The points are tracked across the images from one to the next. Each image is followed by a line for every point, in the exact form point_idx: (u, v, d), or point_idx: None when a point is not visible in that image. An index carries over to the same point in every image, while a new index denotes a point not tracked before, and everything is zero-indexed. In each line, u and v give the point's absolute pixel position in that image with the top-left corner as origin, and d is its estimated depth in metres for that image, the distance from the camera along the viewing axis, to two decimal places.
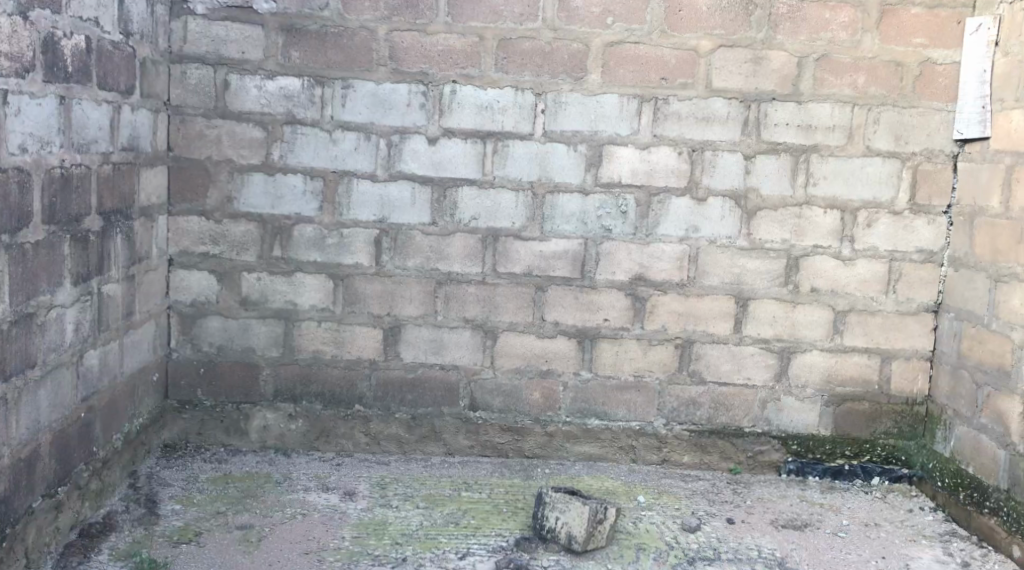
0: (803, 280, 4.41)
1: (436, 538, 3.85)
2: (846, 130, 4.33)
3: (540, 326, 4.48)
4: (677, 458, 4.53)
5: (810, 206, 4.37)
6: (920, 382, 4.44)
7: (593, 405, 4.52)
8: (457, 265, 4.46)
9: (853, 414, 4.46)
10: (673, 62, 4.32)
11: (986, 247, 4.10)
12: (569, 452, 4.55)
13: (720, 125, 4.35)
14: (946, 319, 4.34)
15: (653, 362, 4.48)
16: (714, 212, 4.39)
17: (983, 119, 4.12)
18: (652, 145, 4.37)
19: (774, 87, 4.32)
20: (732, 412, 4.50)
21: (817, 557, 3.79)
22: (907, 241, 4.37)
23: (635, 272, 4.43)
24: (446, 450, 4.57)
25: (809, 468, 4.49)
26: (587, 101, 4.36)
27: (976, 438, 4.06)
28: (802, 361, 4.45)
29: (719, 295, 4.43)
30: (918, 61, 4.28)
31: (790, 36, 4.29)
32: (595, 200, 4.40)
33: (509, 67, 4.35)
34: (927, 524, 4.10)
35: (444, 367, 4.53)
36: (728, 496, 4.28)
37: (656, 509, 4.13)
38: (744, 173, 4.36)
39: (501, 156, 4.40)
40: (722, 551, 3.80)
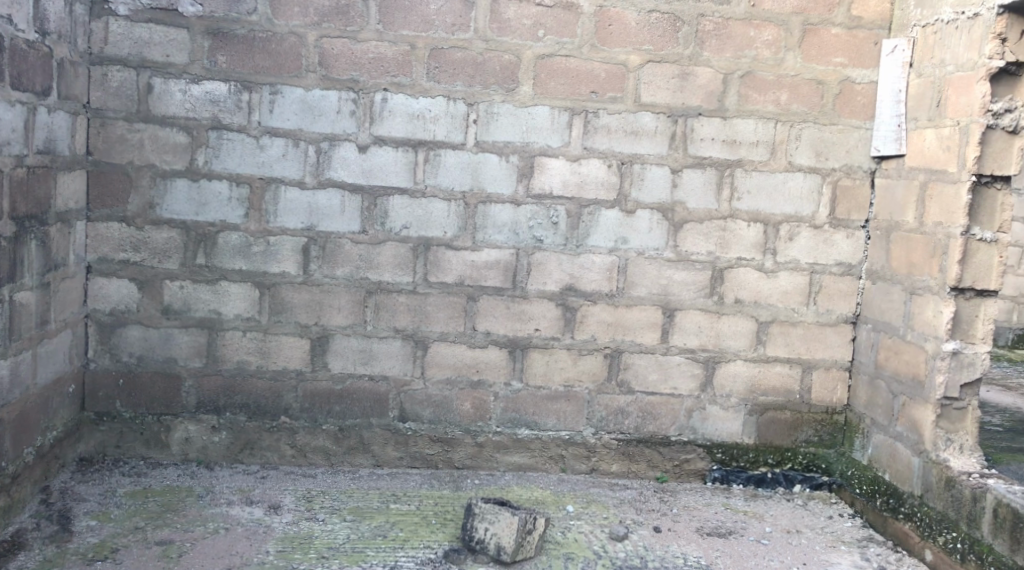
0: (728, 291, 4.50)
1: (364, 551, 3.80)
2: (769, 145, 4.44)
3: (471, 336, 4.47)
4: (606, 468, 4.56)
5: (735, 220, 4.47)
6: (839, 391, 4.57)
7: (523, 415, 4.52)
8: (387, 274, 4.43)
9: (776, 423, 4.57)
10: (603, 76, 4.37)
11: (901, 261, 4.24)
12: (499, 463, 4.54)
13: (649, 139, 4.42)
14: (864, 331, 4.48)
15: (583, 372, 4.51)
16: (642, 224, 4.45)
17: (899, 136, 4.29)
18: (582, 158, 4.41)
19: (700, 102, 4.41)
20: (659, 421, 4.55)
21: (740, 564, 3.85)
22: (827, 255, 4.50)
23: (565, 283, 4.46)
24: (375, 461, 4.52)
25: (733, 476, 4.58)
26: (518, 112, 4.38)
27: (893, 446, 4.19)
28: (727, 371, 4.54)
29: (647, 306, 4.49)
30: (838, 80, 4.42)
31: (716, 53, 4.39)
32: (526, 211, 4.42)
33: (441, 77, 4.34)
34: (845, 530, 4.21)
35: (373, 378, 4.48)
36: (655, 505, 4.33)
37: (584, 518, 4.15)
38: (672, 186, 4.44)
39: (432, 165, 4.39)
40: (649, 560, 3.84)
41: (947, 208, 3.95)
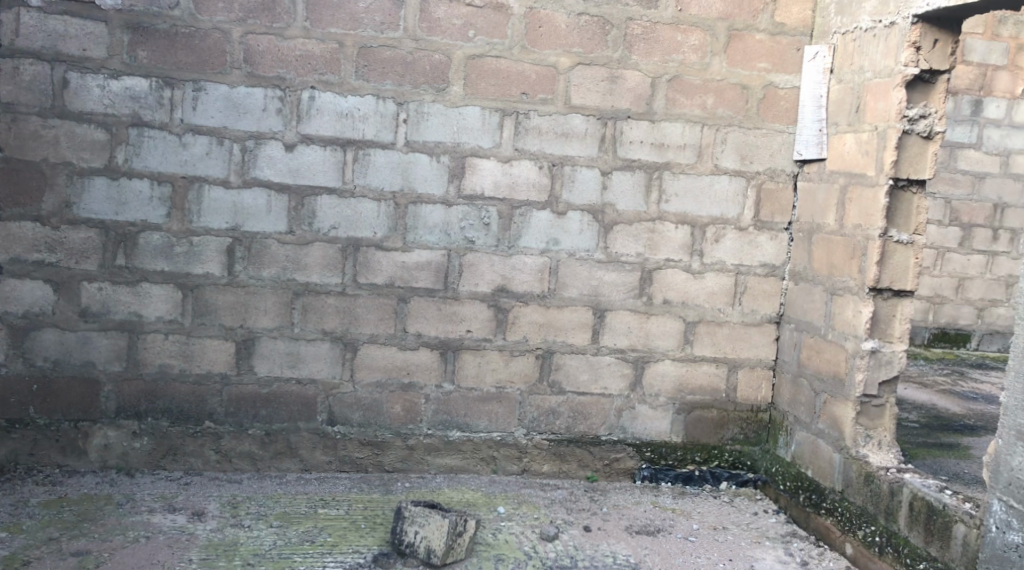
0: (657, 292, 4.55)
1: (291, 557, 3.72)
2: (696, 148, 4.51)
3: (401, 338, 4.43)
4: (537, 468, 4.57)
5: (663, 222, 4.53)
6: (763, 389, 4.67)
7: (454, 417, 4.50)
8: (315, 275, 4.36)
9: (702, 422, 4.64)
10: (533, 78, 4.38)
11: (822, 262, 4.34)
12: (430, 465, 4.51)
13: (579, 141, 4.44)
14: (787, 330, 4.58)
15: (514, 372, 4.51)
16: (573, 225, 4.47)
17: (820, 141, 4.39)
18: (513, 159, 4.41)
19: (629, 105, 4.45)
20: (590, 421, 4.58)
21: (668, 561, 3.89)
22: (752, 256, 4.59)
23: (497, 284, 4.46)
24: (303, 466, 4.44)
25: (662, 475, 4.63)
26: (449, 112, 4.36)
27: (815, 442, 4.29)
28: (655, 370, 4.59)
29: (578, 306, 4.51)
30: (762, 85, 4.52)
31: (644, 56, 4.43)
32: (457, 212, 4.40)
33: (370, 76, 4.30)
34: (770, 525, 4.28)
35: (301, 381, 4.40)
36: (586, 504, 4.35)
37: (515, 519, 4.15)
38: (602, 188, 4.47)
39: (362, 165, 4.34)
40: (579, 559, 3.85)
41: (866, 211, 4.04)
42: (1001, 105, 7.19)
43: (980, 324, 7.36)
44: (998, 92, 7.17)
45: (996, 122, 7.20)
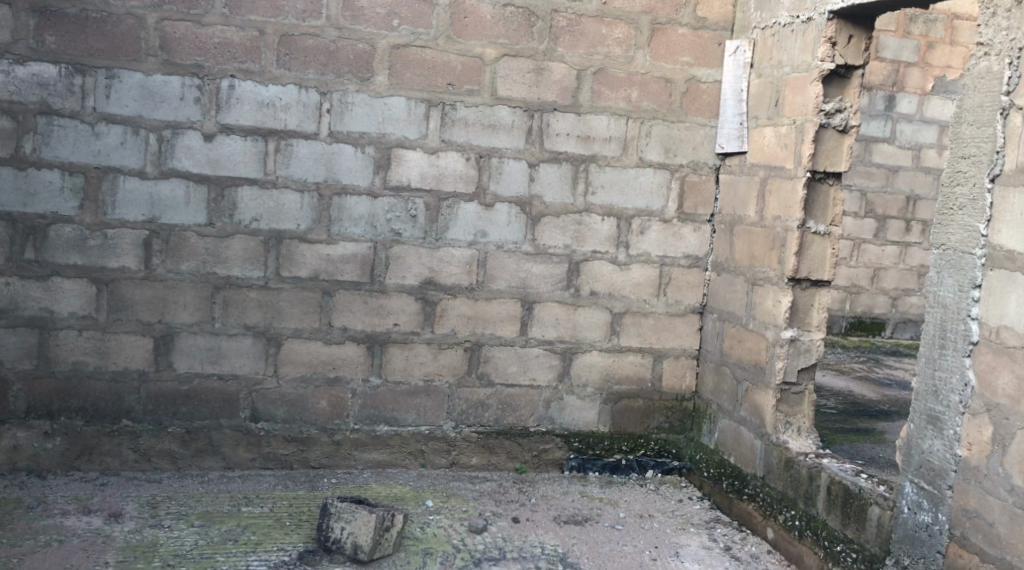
0: (584, 284, 4.58)
1: (213, 557, 3.60)
2: (621, 141, 4.54)
3: (326, 332, 4.36)
4: (465, 461, 4.56)
5: (590, 214, 4.55)
6: (687, 378, 4.74)
7: (382, 411, 4.45)
8: (237, 268, 4.25)
9: (629, 411, 4.69)
10: (460, 69, 4.35)
11: (743, 253, 4.41)
12: (358, 460, 4.45)
13: (506, 133, 4.43)
14: (710, 320, 4.66)
15: (442, 366, 4.48)
16: (500, 218, 4.46)
17: (741, 134, 4.47)
18: (440, 150, 4.38)
19: (555, 98, 4.46)
20: (518, 413, 4.59)
21: (595, 550, 3.87)
22: (676, 248, 4.65)
23: (424, 277, 4.42)
24: (225, 464, 4.34)
25: (589, 464, 4.67)
26: (374, 102, 4.29)
27: (737, 429, 4.37)
28: (582, 361, 4.62)
29: (507, 299, 4.51)
30: (685, 79, 4.57)
31: (569, 49, 4.44)
32: (383, 203, 4.35)
33: (292, 65, 4.20)
34: (694, 513, 4.32)
35: (222, 377, 4.30)
36: (514, 495, 4.34)
37: (444, 513, 4.11)
38: (529, 180, 4.47)
39: (284, 155, 4.25)
40: (507, 551, 3.81)
41: (785, 203, 4.11)
42: (913, 101, 7.42)
43: (893, 312, 7.65)
44: (910, 89, 7.40)
45: (908, 117, 7.44)
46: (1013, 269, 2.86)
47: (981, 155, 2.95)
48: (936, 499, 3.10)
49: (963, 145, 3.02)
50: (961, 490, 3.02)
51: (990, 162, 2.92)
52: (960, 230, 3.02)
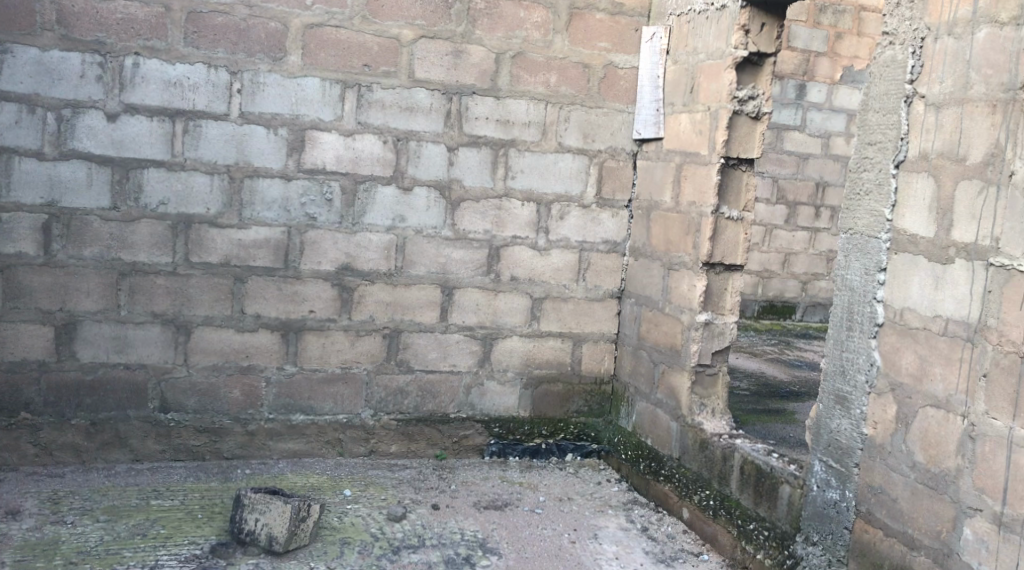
0: (504, 269, 4.56)
1: (119, 553, 3.44)
2: (540, 126, 4.53)
3: (239, 319, 4.24)
4: (384, 449, 4.50)
5: (509, 198, 4.53)
6: (606, 363, 4.77)
7: (298, 400, 4.36)
8: (143, 254, 4.10)
9: (549, 395, 4.70)
10: (375, 50, 4.26)
11: (660, 238, 4.44)
12: (273, 450, 4.35)
13: (424, 116, 4.37)
14: (628, 305, 4.69)
15: (360, 353, 4.41)
16: (419, 202, 4.41)
17: (657, 120, 4.49)
18: (356, 133, 4.29)
19: (474, 81, 4.41)
20: (438, 399, 4.55)
21: (515, 534, 3.85)
22: (594, 233, 4.67)
23: (341, 262, 4.33)
24: (133, 456, 4.19)
25: (510, 449, 4.66)
26: (287, 83, 4.18)
27: (654, 411, 4.40)
28: (502, 346, 4.60)
29: (426, 284, 4.46)
30: (603, 65, 4.57)
31: (488, 32, 4.40)
32: (297, 186, 4.24)
33: (200, 42, 4.05)
34: (613, 494, 4.35)
35: (129, 366, 4.14)
36: (434, 482, 4.30)
37: (362, 502, 4.03)
38: (448, 164, 4.42)
39: (192, 137, 4.10)
40: (427, 538, 3.75)
41: (699, 188, 4.13)
42: (823, 90, 7.60)
43: (803, 296, 7.86)
44: (820, 78, 7.58)
45: (818, 106, 7.61)
46: (916, 252, 2.88)
47: (887, 142, 2.97)
48: (844, 476, 3.13)
49: (870, 132, 3.04)
50: (868, 468, 3.04)
51: (894, 149, 2.94)
52: (867, 215, 3.05)
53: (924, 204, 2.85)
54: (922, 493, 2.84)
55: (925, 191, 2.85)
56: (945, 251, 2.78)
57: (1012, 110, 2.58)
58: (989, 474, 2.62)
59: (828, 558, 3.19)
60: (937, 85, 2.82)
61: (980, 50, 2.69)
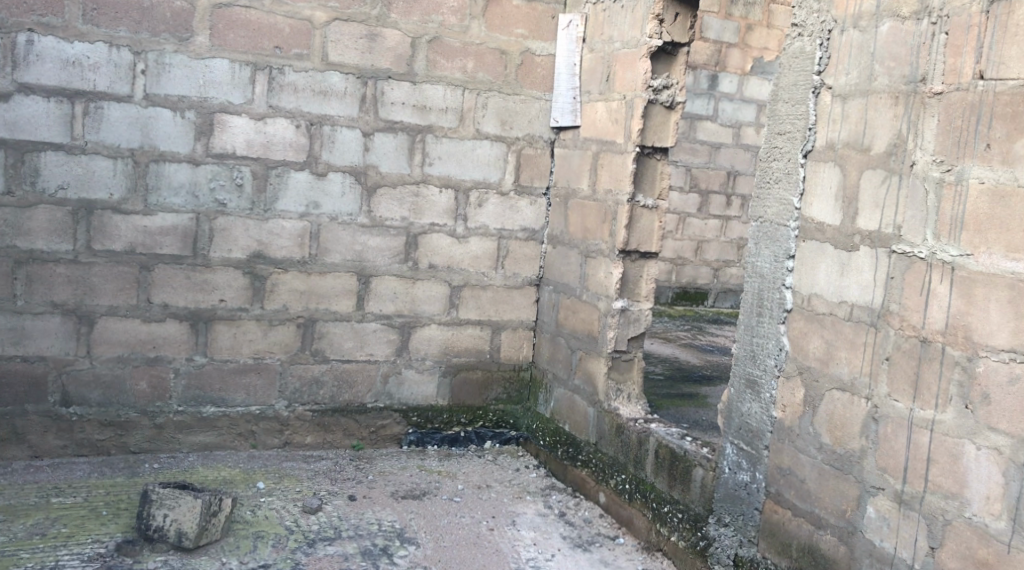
0: (422, 257, 4.52)
1: (16, 554, 3.31)
2: (457, 112, 4.50)
3: (145, 309, 4.11)
4: (299, 440, 4.43)
5: (426, 185, 4.49)
6: (525, 350, 4.77)
7: (208, 391, 4.25)
8: (41, 241, 3.94)
9: (467, 383, 4.69)
10: (287, 31, 4.17)
11: (577, 226, 4.45)
12: (182, 444, 4.24)
13: (338, 100, 4.29)
14: (546, 292, 4.69)
15: (273, 343, 4.32)
16: (334, 188, 4.33)
17: (574, 108, 4.50)
18: (267, 116, 4.19)
19: (389, 65, 4.35)
20: (355, 389, 4.49)
21: (432, 524, 3.83)
22: (513, 220, 4.66)
23: (253, 250, 4.23)
24: (32, 453, 4.03)
25: (428, 438, 4.63)
26: (194, 64, 4.06)
27: (571, 398, 4.42)
28: (420, 334, 4.57)
29: (341, 272, 4.39)
30: (520, 51, 4.56)
31: (403, 16, 4.34)
32: (206, 171, 4.13)
33: (100, 20, 3.91)
34: (531, 481, 4.36)
35: (27, 359, 3.98)
36: (351, 473, 4.25)
37: (276, 494, 3.96)
38: (363, 150, 4.36)
39: (93, 119, 3.95)
40: (342, 530, 3.70)
41: (615, 176, 4.15)
42: (734, 81, 7.71)
43: (715, 282, 8.02)
44: (731, 68, 7.68)
45: (729, 96, 7.73)
46: (823, 240, 2.94)
47: (795, 132, 3.03)
48: (754, 458, 3.20)
49: (779, 122, 3.10)
50: (776, 450, 3.11)
51: (803, 138, 3.00)
52: (775, 203, 3.11)
53: (830, 193, 2.92)
54: (828, 473, 2.91)
55: (831, 180, 2.91)
56: (850, 239, 2.84)
57: (913, 101, 2.64)
58: (890, 454, 2.69)
59: (739, 539, 3.25)
60: (843, 77, 2.88)
61: (883, 42, 2.75)
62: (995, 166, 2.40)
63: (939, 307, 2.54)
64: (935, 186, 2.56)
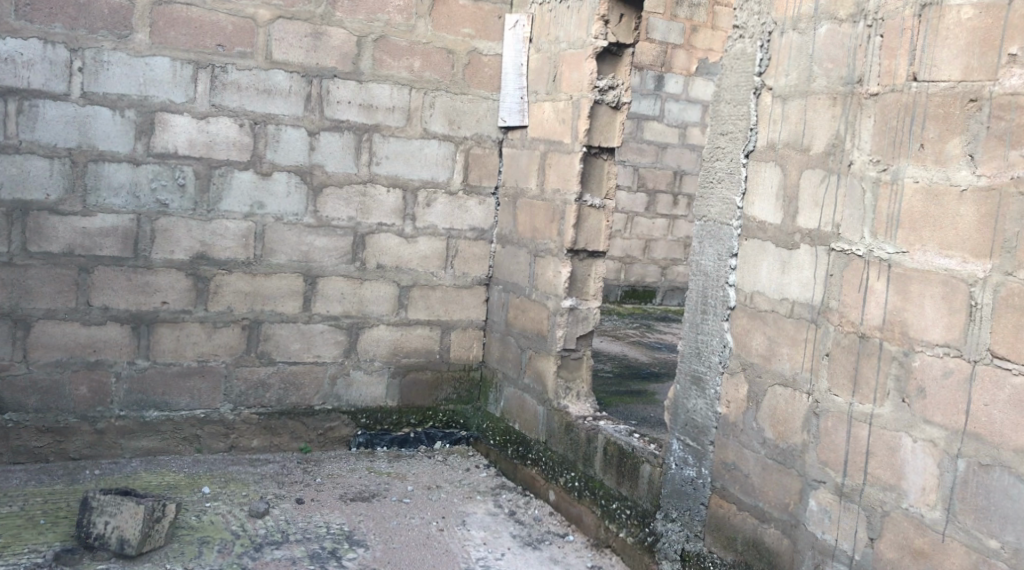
0: (370, 257, 4.49)
1: None
2: (404, 111, 4.48)
3: (85, 312, 4.03)
4: (246, 443, 4.38)
5: (374, 185, 4.47)
6: (474, 350, 4.77)
7: (151, 395, 4.19)
8: None
9: (417, 384, 4.68)
10: (229, 29, 4.12)
11: (525, 225, 4.47)
12: (124, 449, 4.17)
13: (282, 99, 4.25)
14: (495, 292, 4.70)
15: (218, 345, 4.26)
16: (279, 188, 4.29)
17: (521, 108, 4.51)
18: (210, 115, 4.14)
19: (334, 64, 4.32)
20: (302, 391, 4.45)
21: (381, 525, 3.81)
22: (461, 220, 4.66)
23: (196, 251, 4.17)
24: None
25: (377, 440, 4.61)
26: (134, 62, 3.99)
27: (521, 397, 4.43)
28: (368, 335, 4.54)
29: (287, 273, 4.35)
30: (467, 51, 4.56)
31: (348, 14, 4.32)
32: (147, 171, 4.06)
33: (34, 17, 3.82)
34: (481, 480, 4.36)
35: None
36: (298, 476, 4.21)
37: (222, 499, 3.91)
38: (309, 149, 4.32)
39: (28, 117, 3.87)
40: (290, 533, 3.66)
41: (563, 176, 4.16)
42: (680, 81, 7.79)
43: (663, 281, 8.09)
44: (677, 69, 7.76)
45: (675, 96, 7.81)
46: (764, 238, 2.99)
47: (737, 132, 3.07)
48: (700, 454, 3.24)
49: (722, 122, 3.14)
50: (721, 446, 3.15)
51: (745, 138, 3.04)
52: (719, 202, 3.15)
53: (771, 192, 2.96)
54: (772, 468, 2.95)
55: (772, 179, 2.96)
56: (790, 237, 2.89)
57: (851, 102, 2.69)
58: (831, 448, 2.74)
59: (686, 534, 3.29)
60: (783, 78, 2.93)
61: (822, 44, 2.79)
62: (928, 165, 2.46)
63: (876, 303, 2.59)
64: (871, 185, 2.62)
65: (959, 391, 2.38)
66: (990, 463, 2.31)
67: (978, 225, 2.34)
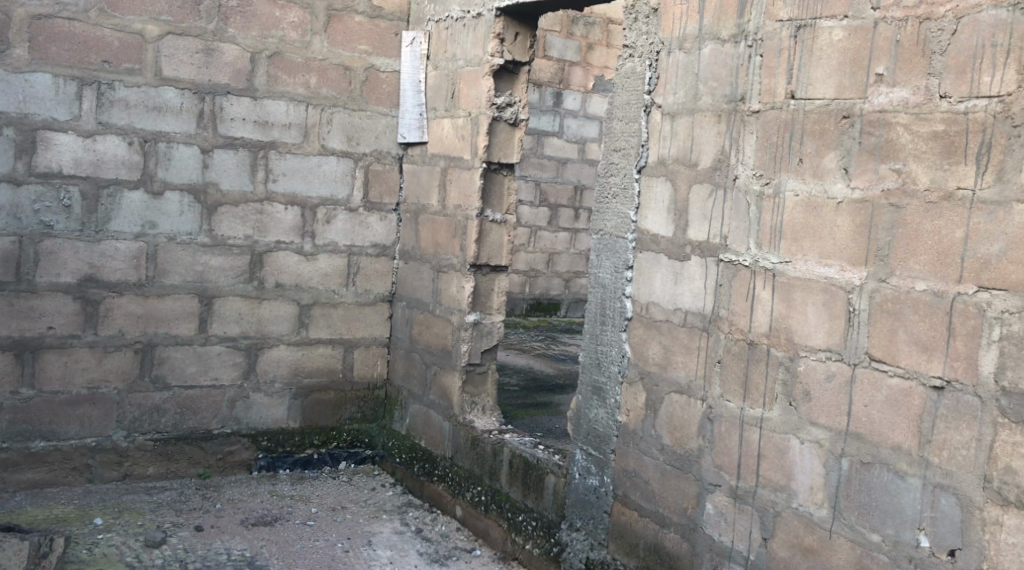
0: (268, 276, 4.43)
1: None
2: (301, 128, 4.44)
3: None
4: (140, 471, 4.25)
5: (271, 203, 4.41)
6: (378, 368, 4.74)
7: (37, 425, 4.03)
8: None
9: (320, 404, 4.62)
10: (116, 45, 4.02)
11: (427, 241, 4.47)
12: (9, 482, 4.00)
13: (174, 116, 4.16)
14: (398, 308, 4.68)
15: (109, 371, 4.13)
16: (171, 207, 4.19)
17: (420, 125, 4.52)
18: (97, 133, 4.02)
19: (228, 81, 4.25)
20: (200, 416, 4.35)
21: (285, 549, 3.75)
22: (362, 236, 4.64)
23: (83, 273, 4.04)
24: None
25: (279, 463, 4.53)
26: (12, 79, 3.86)
27: (426, 413, 4.42)
28: (268, 356, 4.47)
29: (182, 294, 4.25)
30: (364, 68, 4.55)
31: (241, 31, 4.26)
32: (29, 192, 3.92)
33: None
34: (387, 499, 4.33)
35: None
36: (198, 503, 4.11)
37: (116, 529, 3.78)
38: (203, 167, 4.24)
39: None
40: (189, 561, 3.57)
41: (463, 192, 4.19)
42: (578, 98, 7.93)
43: (567, 293, 8.20)
44: (574, 86, 7.90)
45: (573, 113, 7.94)
46: (657, 251, 3.07)
47: (629, 148, 3.15)
48: (602, 462, 3.29)
49: (614, 139, 3.22)
50: (621, 454, 3.21)
51: (636, 155, 3.12)
52: (614, 217, 3.22)
53: (662, 206, 3.04)
54: (670, 474, 3.02)
55: (663, 194, 3.04)
56: (682, 249, 2.97)
57: (735, 119, 2.79)
58: (725, 452, 2.82)
59: (590, 542, 3.34)
60: (670, 96, 3.02)
61: (706, 63, 2.89)
62: (807, 179, 2.57)
63: (763, 311, 2.69)
64: (755, 199, 2.72)
65: (841, 393, 2.49)
66: (871, 462, 2.41)
67: (854, 234, 2.46)
